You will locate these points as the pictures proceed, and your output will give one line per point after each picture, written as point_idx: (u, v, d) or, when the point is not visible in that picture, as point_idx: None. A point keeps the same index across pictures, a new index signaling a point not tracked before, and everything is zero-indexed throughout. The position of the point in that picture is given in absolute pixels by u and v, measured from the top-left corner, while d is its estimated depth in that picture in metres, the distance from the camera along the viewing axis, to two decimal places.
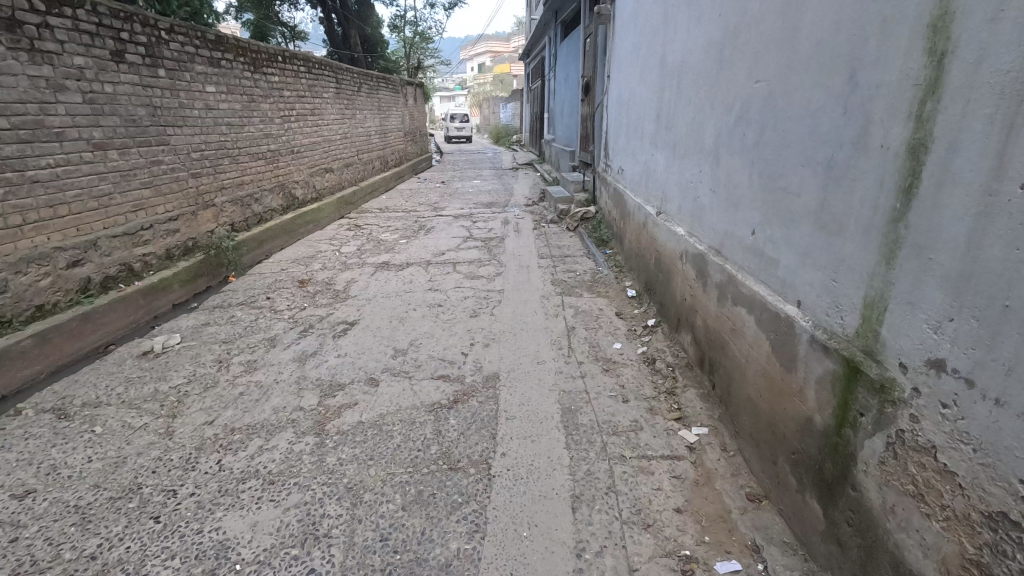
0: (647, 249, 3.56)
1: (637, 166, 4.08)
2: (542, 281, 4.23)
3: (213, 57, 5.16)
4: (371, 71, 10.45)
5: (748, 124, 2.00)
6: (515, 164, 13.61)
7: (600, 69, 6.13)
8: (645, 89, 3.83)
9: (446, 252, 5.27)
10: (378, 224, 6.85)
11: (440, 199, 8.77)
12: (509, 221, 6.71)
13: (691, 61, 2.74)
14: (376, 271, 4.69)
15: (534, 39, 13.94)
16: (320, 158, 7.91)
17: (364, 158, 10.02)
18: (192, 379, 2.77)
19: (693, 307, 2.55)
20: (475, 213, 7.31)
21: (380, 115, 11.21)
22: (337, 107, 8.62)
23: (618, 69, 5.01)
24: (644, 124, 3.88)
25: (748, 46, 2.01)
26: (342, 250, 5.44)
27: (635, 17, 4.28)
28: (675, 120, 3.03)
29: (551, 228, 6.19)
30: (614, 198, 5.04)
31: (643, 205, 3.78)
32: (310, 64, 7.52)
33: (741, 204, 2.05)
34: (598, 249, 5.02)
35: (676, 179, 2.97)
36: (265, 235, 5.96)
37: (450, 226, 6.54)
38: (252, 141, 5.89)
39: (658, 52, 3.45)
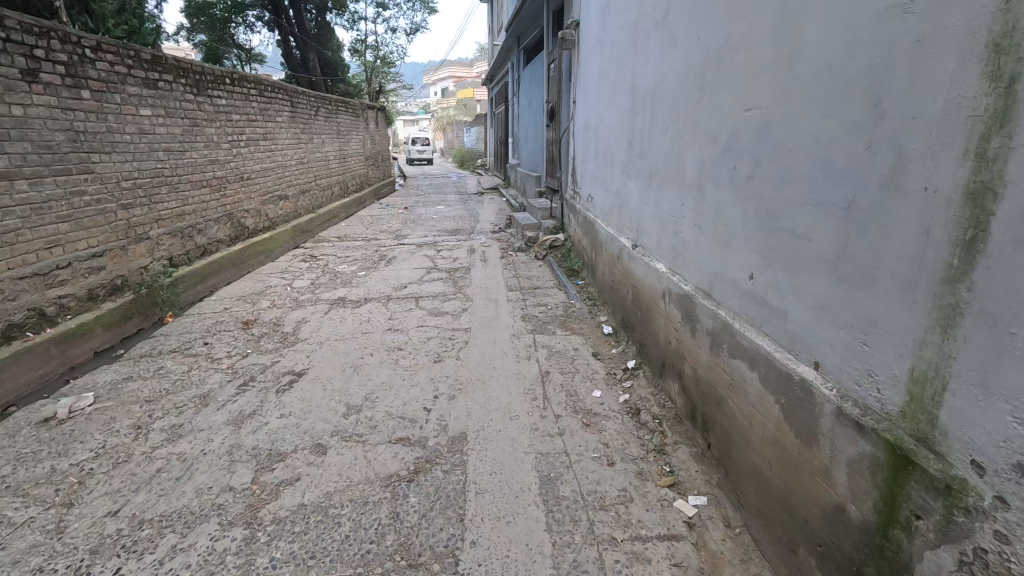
0: (624, 284, 3.34)
1: (608, 195, 3.89)
2: (512, 318, 3.95)
3: (149, 78, 4.75)
4: (330, 95, 10.12)
5: (737, 155, 1.80)
6: (480, 189, 13.46)
7: (565, 94, 6.03)
8: (615, 116, 3.67)
9: (408, 285, 4.93)
10: (335, 255, 6.45)
11: (402, 226, 8.43)
12: (475, 250, 6.44)
13: (666, 86, 2.56)
14: (330, 309, 4.30)
15: (497, 65, 13.96)
16: (273, 184, 7.47)
17: (322, 184, 9.60)
18: (101, 452, 2.33)
19: (680, 353, 2.31)
20: (438, 241, 7.00)
21: (339, 139, 10.86)
22: (292, 132, 8.23)
23: (585, 95, 4.88)
24: (614, 152, 3.71)
25: (734, 70, 1.83)
26: (294, 285, 5.04)
27: (601, 42, 4.16)
28: (650, 149, 2.85)
29: (519, 257, 5.94)
30: (584, 227, 4.85)
31: (616, 236, 3.58)
32: (262, 87, 7.15)
33: (734, 243, 1.83)
34: (568, 280, 4.80)
35: (654, 211, 2.77)
36: (209, 270, 5.48)
37: (412, 256, 6.21)
38: (194, 168, 5.45)
39: (628, 78, 3.30)
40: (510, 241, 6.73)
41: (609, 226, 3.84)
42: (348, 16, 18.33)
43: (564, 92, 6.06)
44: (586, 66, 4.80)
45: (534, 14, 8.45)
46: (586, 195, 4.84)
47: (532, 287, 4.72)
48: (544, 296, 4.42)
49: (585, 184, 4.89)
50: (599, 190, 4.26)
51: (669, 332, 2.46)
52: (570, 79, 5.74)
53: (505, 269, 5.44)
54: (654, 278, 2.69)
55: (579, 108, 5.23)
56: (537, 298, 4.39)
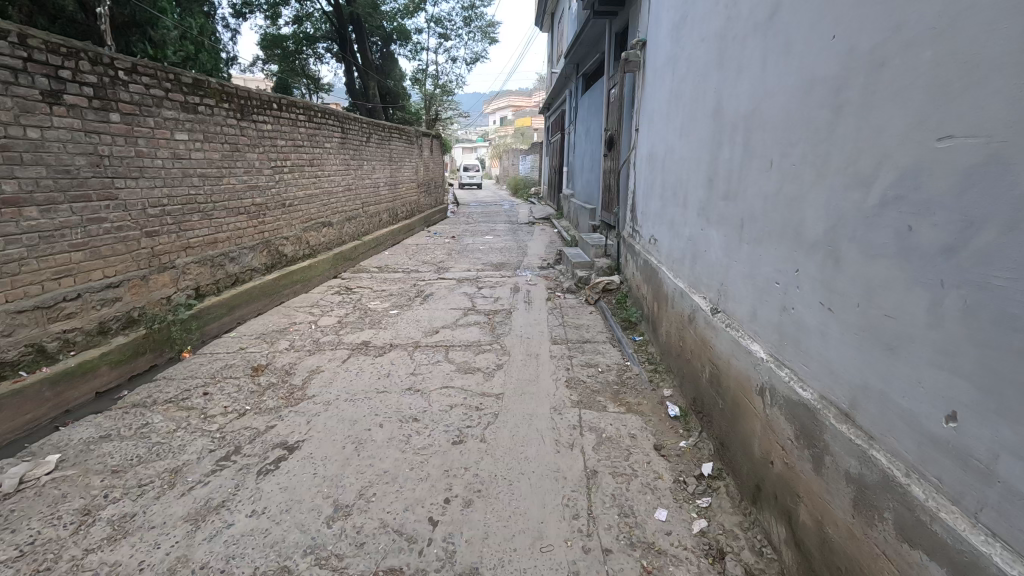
0: (697, 354, 2.65)
1: (677, 240, 3.23)
2: (554, 381, 3.31)
3: (189, 103, 4.60)
4: (383, 121, 10.04)
5: (911, 211, 1.14)
6: (531, 219, 13.01)
7: (627, 121, 5.44)
8: (690, 147, 3.04)
9: (440, 330, 4.40)
10: (371, 289, 6.07)
11: (446, 258, 8.01)
12: (519, 288, 5.87)
13: (768, 109, 1.93)
14: (349, 357, 3.82)
15: (554, 93, 13.63)
16: (316, 211, 7.28)
17: (369, 211, 9.42)
18: (27, 550, 1.87)
19: (788, 482, 1.62)
20: (481, 277, 6.49)
21: (391, 166, 10.75)
22: (340, 159, 8.09)
23: (650, 122, 4.29)
24: (687, 189, 3.07)
25: (903, 80, 1.19)
26: (319, 324, 4.63)
27: (673, 61, 3.56)
28: (740, 190, 2.20)
29: (567, 300, 5.32)
30: (644, 273, 4.18)
31: (687, 292, 2.90)
32: (311, 114, 7.03)
33: (903, 349, 1.15)
34: (623, 333, 4.11)
35: (744, 270, 2.10)
36: (237, 301, 5.21)
37: (450, 293, 5.71)
38: (230, 194, 5.25)
39: (709, 100, 2.68)
40: (559, 280, 6.12)
41: (677, 278, 3.18)
42: (411, 47, 18.73)
43: (626, 119, 5.47)
44: (654, 89, 4.20)
45: (595, 39, 7.98)
46: (648, 235, 4.18)
47: (580, 340, 4.07)
48: (594, 353, 3.77)
49: (647, 222, 4.24)
50: (664, 231, 3.61)
51: (768, 445, 1.76)
52: (632, 105, 5.16)
53: (550, 314, 4.83)
54: (743, 361, 2.01)
55: (643, 137, 4.63)
56: (586, 355, 3.74)
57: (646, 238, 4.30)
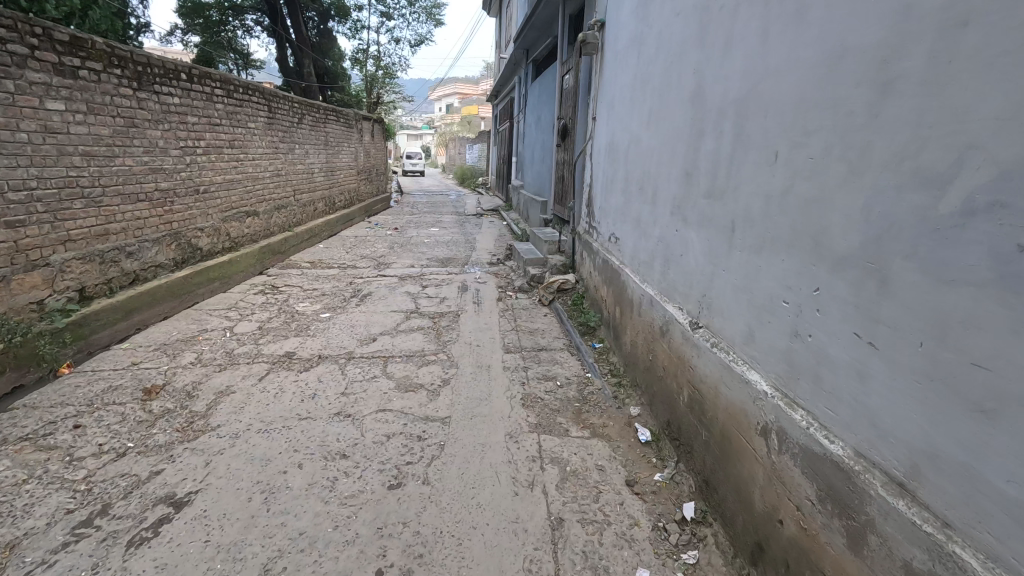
0: (671, 373, 2.34)
1: (644, 240, 2.93)
2: (509, 399, 2.93)
3: (63, 65, 3.81)
4: (317, 102, 9.21)
5: (1021, 223, 0.83)
6: (479, 210, 12.55)
7: (583, 109, 5.10)
8: (660, 136, 2.72)
9: (378, 338, 3.90)
10: (301, 288, 5.44)
11: (387, 252, 7.43)
12: (467, 287, 5.44)
13: (772, 89, 1.61)
14: (268, 373, 3.26)
15: (503, 80, 13.18)
16: (238, 199, 6.48)
17: (301, 200, 8.62)
18: None
19: (805, 551, 1.32)
20: (426, 273, 5.99)
21: (327, 151, 9.94)
22: (266, 140, 7.28)
23: (611, 110, 3.96)
24: (657, 183, 2.75)
25: (1006, 42, 0.86)
26: (235, 331, 4.01)
27: (638, 40, 3.22)
28: (728, 187, 1.88)
29: (519, 300, 4.94)
30: (603, 274, 3.87)
31: (659, 300, 2.59)
32: (231, 88, 6.22)
33: (1008, 416, 0.84)
34: (582, 340, 3.78)
35: (736, 279, 1.80)
36: (136, 303, 4.46)
37: (391, 292, 5.19)
38: (125, 177, 4.46)
39: (686, 82, 2.35)
40: (509, 278, 5.74)
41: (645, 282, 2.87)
42: (350, 24, 17.61)
43: (582, 106, 5.13)
44: (615, 73, 3.87)
45: (547, 22, 7.61)
46: (609, 232, 3.88)
47: (536, 348, 3.71)
48: (551, 364, 3.42)
49: (607, 219, 3.93)
50: (628, 229, 3.30)
51: (774, 499, 1.46)
52: (590, 91, 4.82)
53: (502, 317, 4.43)
54: (737, 391, 1.70)
55: (602, 125, 4.30)
56: (542, 366, 3.38)
57: (605, 236, 3.99)
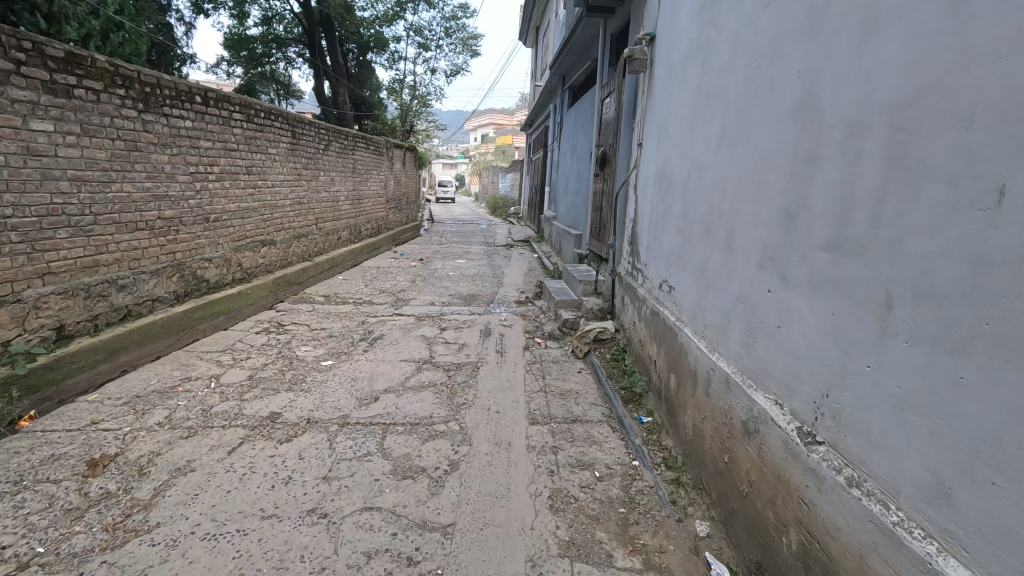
0: (764, 496, 1.65)
1: (713, 295, 2.26)
2: (532, 499, 2.27)
3: (55, 84, 3.51)
4: (345, 129, 9.00)
5: None
6: (509, 241, 12.05)
7: (626, 135, 4.52)
8: (738, 162, 2.08)
9: (381, 397, 3.31)
10: (309, 327, 4.94)
11: (408, 286, 6.92)
12: (491, 331, 4.84)
13: (981, 88, 0.97)
14: (243, 442, 2.70)
15: (537, 109, 12.83)
16: (253, 228, 6.14)
17: (323, 228, 8.28)
18: None
19: None
20: (446, 313, 5.41)
21: (355, 179, 9.69)
22: (287, 167, 6.98)
23: (663, 132, 3.35)
24: (733, 224, 2.10)
25: None
26: (222, 381, 3.50)
27: (703, 47, 2.62)
28: (872, 240, 1.23)
29: (550, 351, 4.28)
30: (653, 329, 3.19)
31: (738, 383, 1.91)
32: (250, 113, 5.95)
33: None
34: (624, 410, 3.10)
35: (897, 388, 1.13)
36: (124, 342, 4.03)
37: (405, 336, 4.63)
38: (123, 205, 4.12)
39: (784, 89, 1.72)
40: (539, 322, 5.10)
41: (716, 351, 2.20)
42: (388, 56, 17.83)
43: (625, 131, 4.54)
44: (670, 89, 3.27)
45: (586, 45, 7.16)
46: (660, 278, 3.21)
47: (569, 419, 3.04)
48: (588, 444, 2.74)
49: (657, 262, 3.28)
50: (688, 279, 2.63)
51: None
52: (635, 115, 4.24)
53: (528, 373, 3.78)
54: None
55: (651, 151, 3.69)
56: (576, 447, 2.70)
57: (654, 283, 3.33)
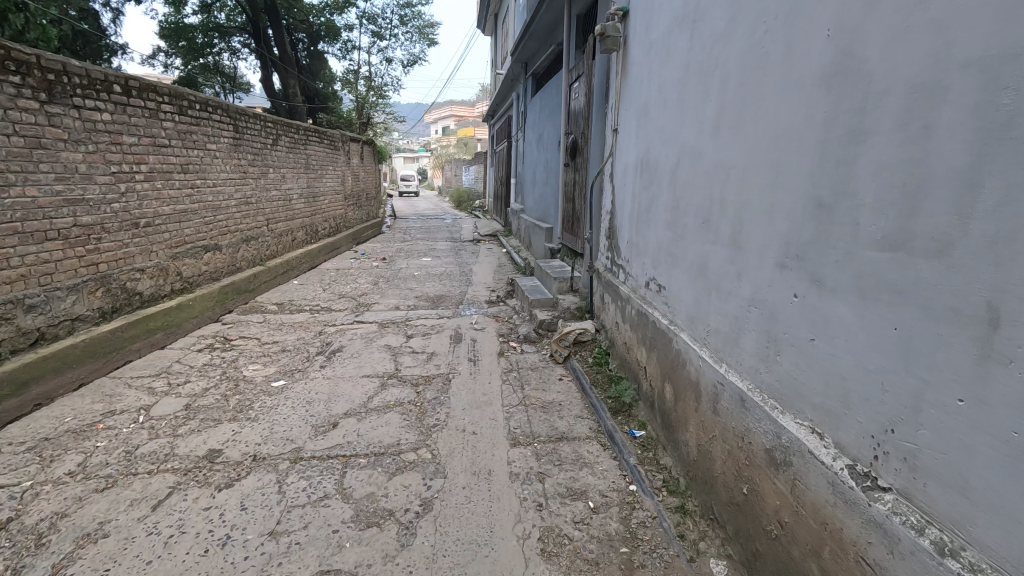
0: (803, 544, 1.37)
1: (719, 298, 1.98)
2: (520, 544, 1.95)
3: None
4: (295, 122, 8.39)
5: None
6: (476, 236, 11.66)
7: (599, 121, 4.22)
8: (746, 144, 1.79)
9: (340, 422, 2.92)
10: (259, 341, 4.46)
11: (370, 288, 6.48)
12: (462, 337, 4.48)
13: None
14: (173, 492, 2.27)
15: (499, 98, 12.45)
16: (192, 233, 5.57)
17: (275, 229, 7.70)
18: None
19: None
20: (412, 318, 5.02)
21: (308, 175, 9.09)
22: (230, 164, 6.39)
23: (643, 116, 3.07)
24: (741, 216, 1.82)
25: None
26: (152, 413, 3.03)
27: (691, 15, 2.33)
28: (961, 235, 0.95)
29: (527, 356, 3.97)
30: (641, 332, 2.92)
31: (758, 404, 1.64)
32: (183, 105, 5.35)
33: None
34: (614, 423, 2.81)
35: (1015, 433, 0.85)
36: (34, 371, 3.48)
37: (367, 347, 4.22)
38: (27, 212, 3.58)
39: (808, 53, 1.43)
40: (512, 324, 4.77)
41: (724, 362, 1.92)
42: (341, 45, 17.02)
43: (598, 117, 4.24)
44: (650, 68, 2.97)
45: (550, 29, 6.83)
46: (646, 277, 2.93)
47: (554, 437, 2.73)
48: (578, 468, 2.44)
49: (643, 258, 3.00)
50: (683, 278, 2.35)
51: None
52: (608, 99, 3.95)
53: (505, 384, 3.45)
54: None
55: (629, 137, 3.39)
56: (566, 473, 2.40)
57: (640, 281, 3.05)
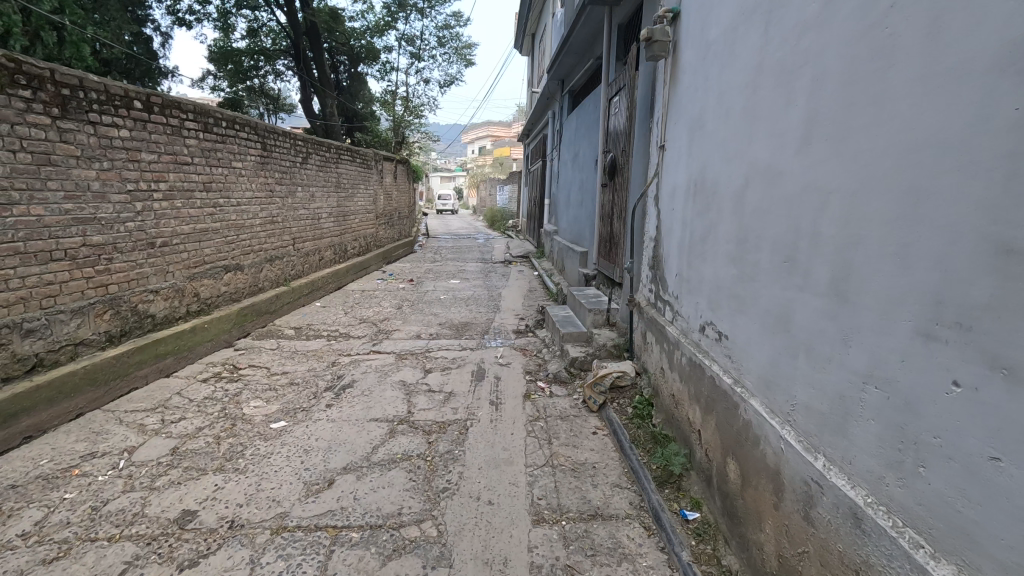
0: None
1: (809, 363, 1.50)
2: None
3: None
4: (326, 141, 8.31)
5: None
6: (508, 257, 11.31)
7: (643, 137, 3.78)
8: (854, 161, 1.32)
9: (336, 480, 2.53)
10: (268, 371, 4.16)
11: (393, 313, 6.16)
12: (485, 373, 4.07)
13: None
14: (128, 570, 1.91)
15: (535, 117, 12.18)
16: (213, 252, 5.40)
17: (301, 248, 7.53)
18: None
19: None
20: (432, 349, 4.63)
21: (338, 194, 8.98)
22: (257, 182, 6.27)
23: (697, 130, 2.63)
24: (845, 257, 1.34)
25: None
26: (134, 458, 2.72)
27: (764, 3, 1.89)
28: None
29: (556, 400, 3.51)
30: (694, 386, 2.43)
31: (885, 530, 1.14)
32: (208, 122, 5.24)
33: None
34: (660, 497, 2.32)
35: None
36: (26, 402, 3.25)
37: (381, 383, 3.85)
38: (31, 232, 3.41)
39: (976, 26, 0.97)
40: (541, 360, 4.32)
41: (819, 452, 1.42)
42: (379, 67, 17.27)
43: (641, 133, 3.82)
44: (706, 74, 2.53)
45: (588, 43, 6.49)
46: (700, 320, 2.45)
47: (586, 515, 2.25)
48: (617, 563, 1.95)
49: (696, 296, 2.53)
50: (754, 329, 1.87)
51: None
52: (654, 113, 3.53)
53: (530, 436, 3.00)
54: None
55: (678, 155, 2.95)
56: (601, 570, 1.92)
57: (692, 324, 2.57)
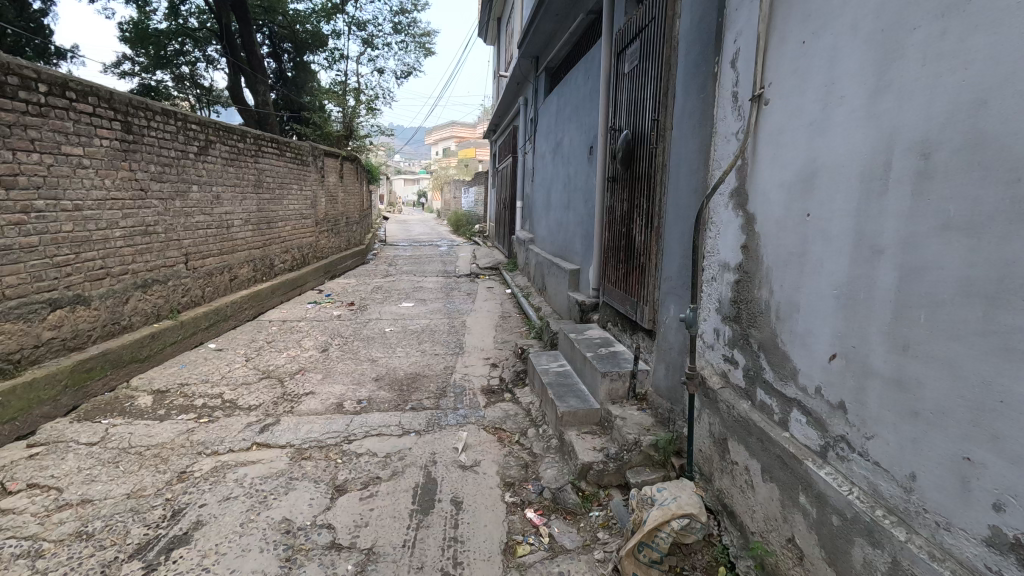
0: None
1: None
2: None
3: None
4: (238, 127, 6.50)
5: None
6: (474, 269, 9.70)
7: (699, 90, 2.24)
8: None
9: None
10: (53, 498, 2.38)
11: (314, 359, 4.42)
12: (435, 490, 2.44)
13: None
14: None
15: (502, 107, 10.62)
16: (22, 280, 3.57)
17: (199, 267, 5.70)
18: None
19: None
20: (355, 436, 2.94)
21: (259, 196, 7.17)
22: (118, 178, 4.44)
23: (917, 28, 1.11)
24: None
25: None
26: None
27: None
28: None
29: (565, 570, 1.90)
30: None
31: None
32: (5, 82, 3.43)
33: None
34: None
35: None
36: None
37: (245, 527, 2.15)
38: None
39: None
40: (527, 458, 2.71)
41: None
42: (327, 55, 15.37)
43: (693, 87, 2.29)
44: None
45: None
46: (987, 512, 0.94)
47: None
48: None
49: (948, 433, 1.01)
50: None
51: None
52: (725, 46, 2.01)
53: None
54: None
55: (820, 99, 1.43)
56: None
57: (927, 498, 1.06)
